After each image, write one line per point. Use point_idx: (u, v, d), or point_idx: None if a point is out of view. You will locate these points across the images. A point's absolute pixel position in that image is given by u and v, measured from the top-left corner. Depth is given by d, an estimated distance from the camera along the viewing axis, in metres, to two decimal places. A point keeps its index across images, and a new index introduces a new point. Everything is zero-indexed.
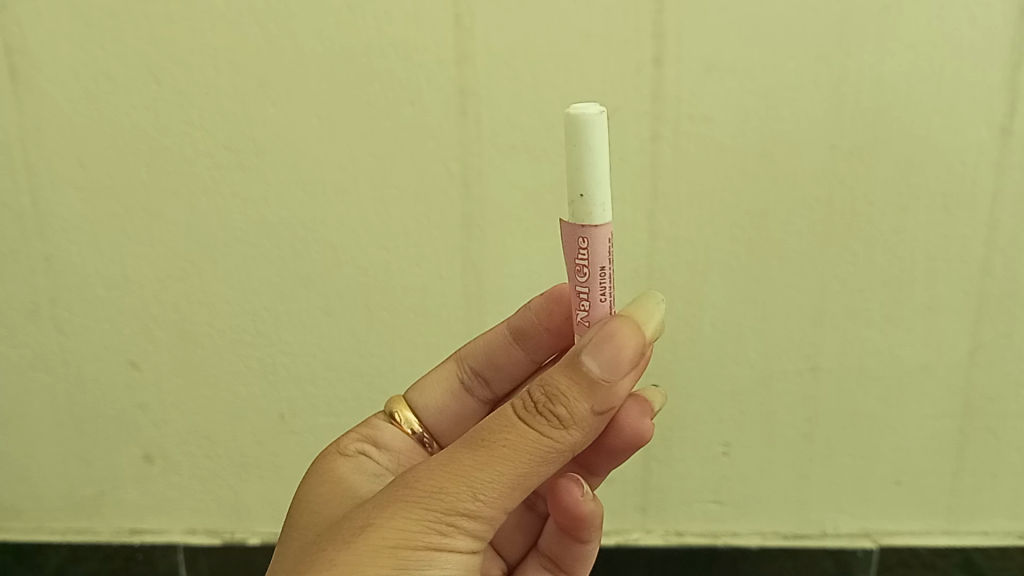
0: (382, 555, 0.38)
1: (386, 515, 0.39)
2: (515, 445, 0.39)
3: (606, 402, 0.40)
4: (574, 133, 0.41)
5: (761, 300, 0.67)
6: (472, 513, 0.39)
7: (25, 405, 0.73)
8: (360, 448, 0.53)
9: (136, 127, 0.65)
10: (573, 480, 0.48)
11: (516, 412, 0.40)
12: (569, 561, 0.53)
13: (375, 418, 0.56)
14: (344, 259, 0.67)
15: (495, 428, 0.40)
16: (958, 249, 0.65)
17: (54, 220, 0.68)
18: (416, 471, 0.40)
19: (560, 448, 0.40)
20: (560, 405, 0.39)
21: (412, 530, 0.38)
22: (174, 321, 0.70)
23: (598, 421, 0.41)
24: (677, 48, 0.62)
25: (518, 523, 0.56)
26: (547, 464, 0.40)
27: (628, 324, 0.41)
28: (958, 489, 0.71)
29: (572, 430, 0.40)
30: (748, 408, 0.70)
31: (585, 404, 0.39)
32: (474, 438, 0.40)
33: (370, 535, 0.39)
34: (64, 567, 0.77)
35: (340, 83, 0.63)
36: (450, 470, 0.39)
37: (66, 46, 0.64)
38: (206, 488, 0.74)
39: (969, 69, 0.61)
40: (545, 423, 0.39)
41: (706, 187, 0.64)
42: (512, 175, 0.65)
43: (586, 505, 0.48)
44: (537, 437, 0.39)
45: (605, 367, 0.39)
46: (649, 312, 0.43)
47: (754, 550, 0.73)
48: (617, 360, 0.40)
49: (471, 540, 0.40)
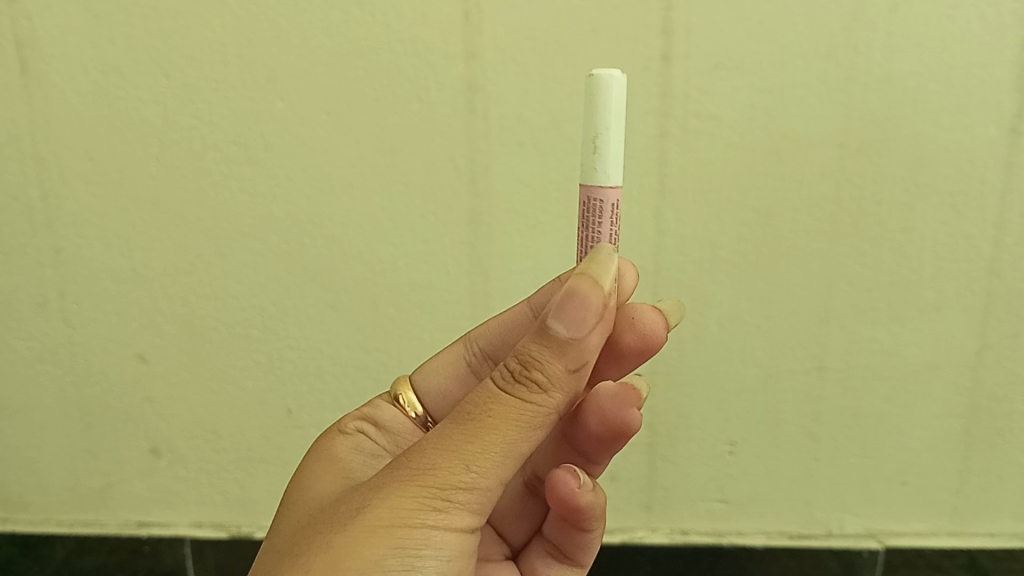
0: (378, 534, 0.38)
1: (379, 496, 0.39)
2: (499, 414, 0.39)
3: (579, 359, 0.40)
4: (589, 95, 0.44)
5: (768, 299, 0.67)
6: (466, 487, 0.38)
7: (32, 397, 0.73)
8: (359, 427, 0.53)
9: (145, 121, 0.65)
10: (568, 471, 0.48)
11: (496, 382, 0.40)
12: (572, 548, 0.53)
13: (377, 401, 0.56)
14: (351, 255, 0.67)
15: (478, 401, 0.39)
16: (967, 248, 0.65)
17: (62, 214, 0.68)
18: (406, 450, 0.40)
19: (544, 412, 0.39)
20: (537, 370, 0.39)
21: (406, 508, 0.38)
22: (182, 315, 0.70)
23: (576, 380, 0.40)
24: (686, 46, 0.61)
25: (519, 510, 0.56)
26: (534, 430, 0.39)
27: (585, 281, 0.40)
28: (964, 489, 0.71)
29: (553, 392, 0.39)
30: (754, 407, 0.70)
31: (558, 365, 0.39)
32: (460, 413, 0.39)
33: (366, 516, 0.38)
34: (71, 559, 0.77)
35: (348, 79, 0.63)
36: (438, 445, 0.39)
37: (75, 39, 0.64)
38: (213, 482, 0.75)
39: (978, 67, 0.61)
40: (525, 389, 0.39)
41: (713, 185, 0.64)
42: (519, 171, 0.65)
43: (583, 495, 0.48)
44: (520, 404, 0.39)
45: (570, 325, 0.39)
46: (607, 264, 0.42)
47: (759, 549, 0.73)
48: (583, 318, 0.39)
49: (468, 515, 0.39)
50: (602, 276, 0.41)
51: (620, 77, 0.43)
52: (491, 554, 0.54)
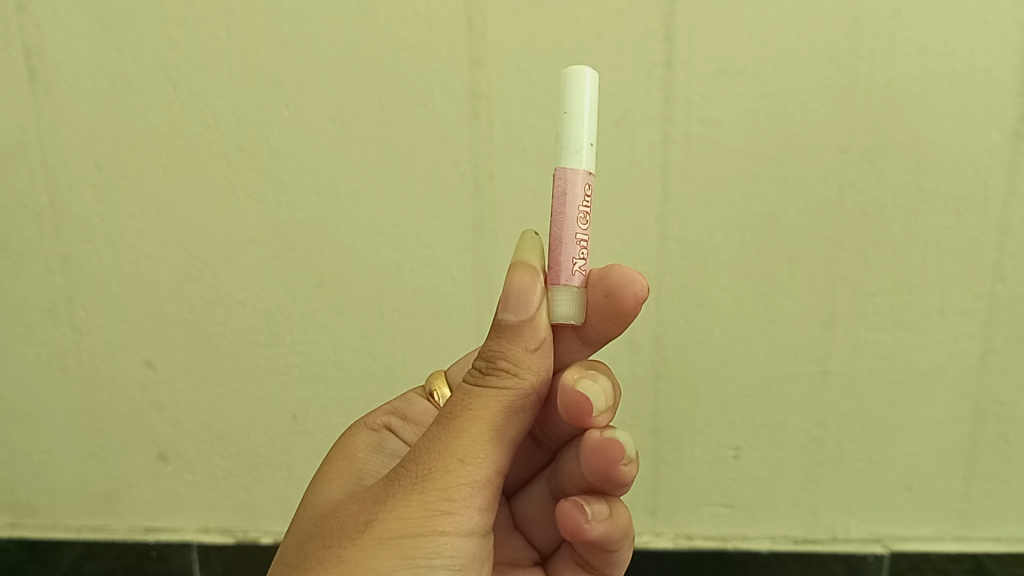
0: (387, 546, 0.38)
1: (383, 508, 0.39)
2: (480, 407, 0.39)
3: (537, 339, 0.41)
4: (580, 84, 0.42)
5: (771, 303, 0.67)
6: (466, 484, 0.39)
7: (41, 402, 0.74)
8: (385, 422, 0.55)
9: (153, 128, 0.66)
10: (574, 506, 0.48)
11: (470, 378, 0.41)
12: (598, 562, 0.53)
13: (410, 394, 0.57)
14: (356, 260, 0.68)
15: (458, 399, 0.40)
16: (971, 252, 0.65)
17: (71, 220, 0.69)
18: (404, 458, 0.40)
19: (522, 395, 0.40)
20: (503, 359, 0.40)
21: (411, 516, 0.38)
22: (189, 320, 0.70)
23: (542, 358, 0.41)
24: (687, 51, 0.62)
25: (548, 518, 0.56)
26: (516, 414, 0.40)
27: (521, 270, 0.41)
28: (969, 494, 0.71)
29: (524, 374, 0.40)
30: (758, 411, 0.70)
31: (517, 347, 0.40)
32: (445, 414, 0.40)
33: (374, 529, 0.39)
34: (78, 565, 0.77)
35: (352, 85, 0.64)
36: (431, 447, 0.39)
37: (83, 47, 0.65)
38: (220, 487, 0.75)
39: (980, 73, 0.61)
40: (496, 378, 0.40)
41: (716, 191, 0.64)
42: (522, 177, 0.65)
43: (593, 527, 0.48)
44: (496, 393, 0.39)
45: (518, 310, 0.40)
46: (529, 250, 0.43)
47: (764, 554, 0.72)
48: (529, 299, 0.40)
49: (474, 513, 0.39)
50: (530, 260, 0.42)
51: (594, 73, 0.42)
52: (520, 558, 0.55)
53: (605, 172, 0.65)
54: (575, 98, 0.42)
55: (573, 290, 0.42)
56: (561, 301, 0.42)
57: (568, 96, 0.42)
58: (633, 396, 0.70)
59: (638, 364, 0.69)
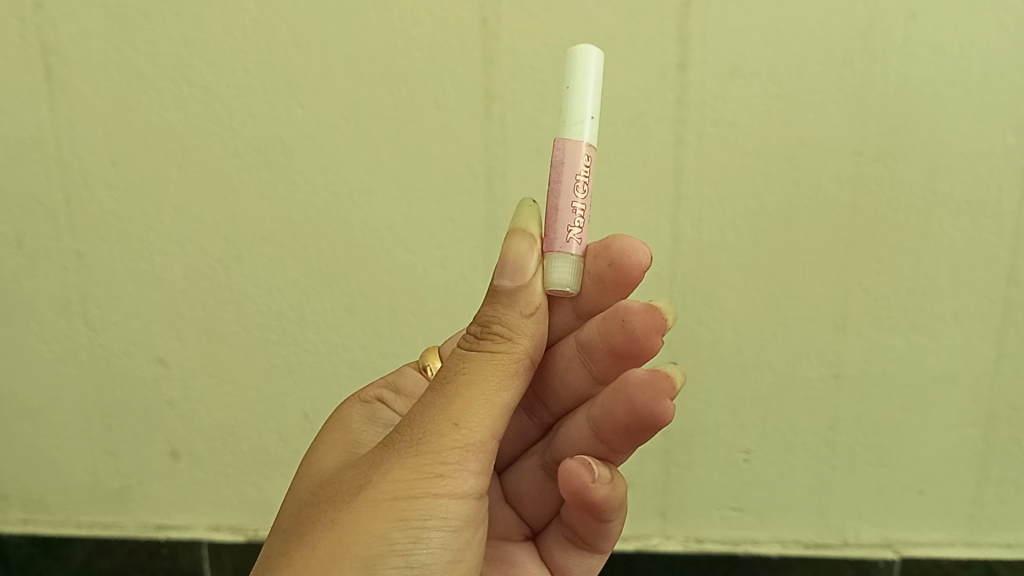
0: (381, 508, 0.38)
1: (378, 471, 0.39)
2: (474, 371, 0.39)
3: (533, 305, 0.41)
4: (585, 62, 0.41)
5: (783, 306, 0.66)
6: (460, 448, 0.38)
7: (55, 398, 0.74)
8: (378, 395, 0.54)
9: (167, 126, 0.66)
10: (581, 463, 0.47)
11: (465, 343, 0.41)
12: (590, 534, 0.52)
13: (404, 368, 0.57)
14: (368, 259, 0.68)
15: (453, 364, 0.40)
16: (985, 255, 0.64)
17: (86, 218, 0.69)
18: (399, 423, 0.40)
19: (516, 359, 0.40)
20: (498, 323, 0.40)
21: (404, 479, 0.38)
22: (201, 318, 0.70)
23: (537, 324, 0.41)
24: (701, 51, 0.62)
25: (539, 493, 0.55)
26: (512, 378, 0.40)
27: (518, 236, 0.41)
28: (982, 499, 0.70)
29: (519, 339, 0.40)
30: (770, 414, 0.69)
31: (513, 312, 0.40)
32: (440, 377, 0.40)
33: (368, 492, 0.38)
34: (90, 561, 0.77)
35: (366, 85, 0.64)
36: (425, 412, 0.39)
37: (99, 46, 0.65)
38: (231, 484, 0.75)
39: (996, 75, 0.61)
40: (491, 342, 0.40)
41: (729, 192, 0.64)
42: (534, 178, 0.65)
43: (598, 488, 0.47)
44: (490, 357, 0.39)
45: (513, 276, 0.40)
46: (529, 215, 0.42)
47: (775, 558, 0.72)
48: (525, 264, 0.40)
49: (470, 477, 0.39)
50: (528, 226, 0.41)
51: (600, 52, 0.42)
52: (509, 534, 0.55)
53: (618, 173, 0.65)
54: (577, 73, 0.42)
55: (567, 258, 0.42)
56: (557, 269, 0.42)
57: (570, 72, 0.42)
58: None
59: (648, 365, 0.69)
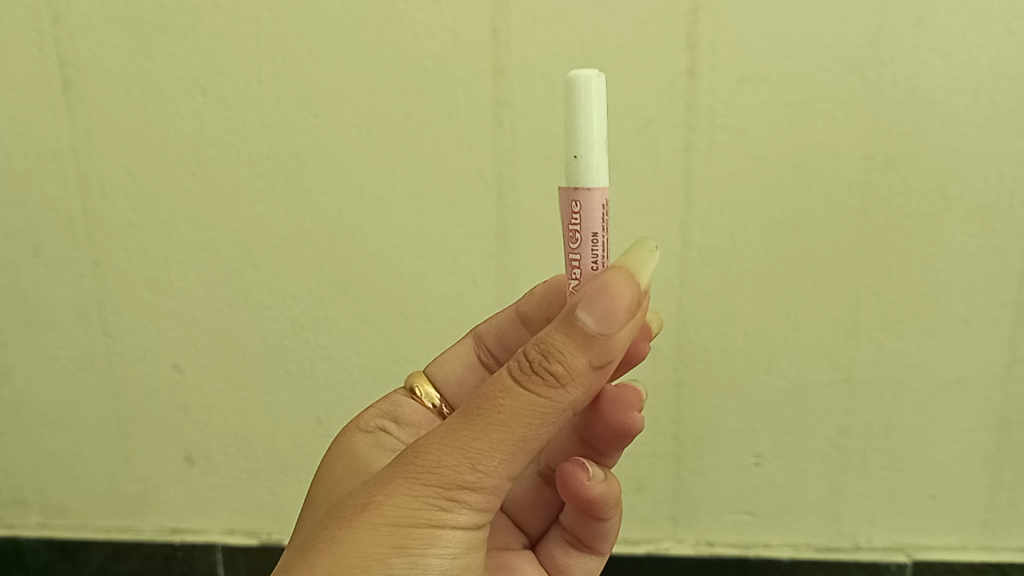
0: (381, 533, 0.37)
1: (384, 493, 0.38)
2: (512, 411, 0.37)
3: (602, 355, 0.38)
4: (572, 94, 0.40)
5: (794, 311, 0.67)
6: (473, 485, 0.38)
7: (72, 404, 0.75)
8: (380, 424, 0.55)
9: (183, 136, 0.67)
10: (578, 464, 0.48)
11: (513, 375, 0.38)
12: (590, 536, 0.53)
13: (395, 395, 0.57)
14: (380, 266, 0.68)
15: (490, 394, 0.38)
16: (996, 260, 0.64)
17: (103, 227, 0.70)
18: (415, 446, 0.39)
19: (560, 408, 0.38)
20: (557, 364, 0.37)
21: (412, 506, 0.38)
22: (216, 325, 0.71)
23: (599, 376, 0.39)
24: (711, 59, 0.62)
25: (535, 499, 0.56)
26: (549, 424, 0.38)
27: (621, 274, 0.38)
28: (995, 504, 0.70)
29: (571, 388, 0.38)
30: (782, 419, 0.70)
31: (581, 359, 0.37)
32: (470, 406, 0.38)
33: (372, 512, 0.38)
34: (106, 565, 0.78)
35: (379, 94, 0.65)
36: (446, 441, 0.38)
37: (116, 57, 0.66)
38: (245, 489, 0.76)
39: (1006, 80, 0.61)
40: (542, 383, 0.37)
41: (740, 198, 0.65)
42: (545, 185, 0.66)
43: (593, 486, 0.48)
44: (536, 399, 0.37)
45: (598, 319, 0.37)
46: (647, 262, 0.40)
47: (786, 561, 0.72)
48: (614, 310, 0.37)
49: (474, 513, 0.39)
50: (640, 271, 0.39)
51: (579, 76, 0.40)
52: (509, 543, 0.54)
53: (628, 180, 0.65)
54: (586, 128, 0.40)
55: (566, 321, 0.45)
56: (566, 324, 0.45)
57: (584, 129, 0.40)
58: (655, 402, 0.70)
59: (660, 370, 0.69)
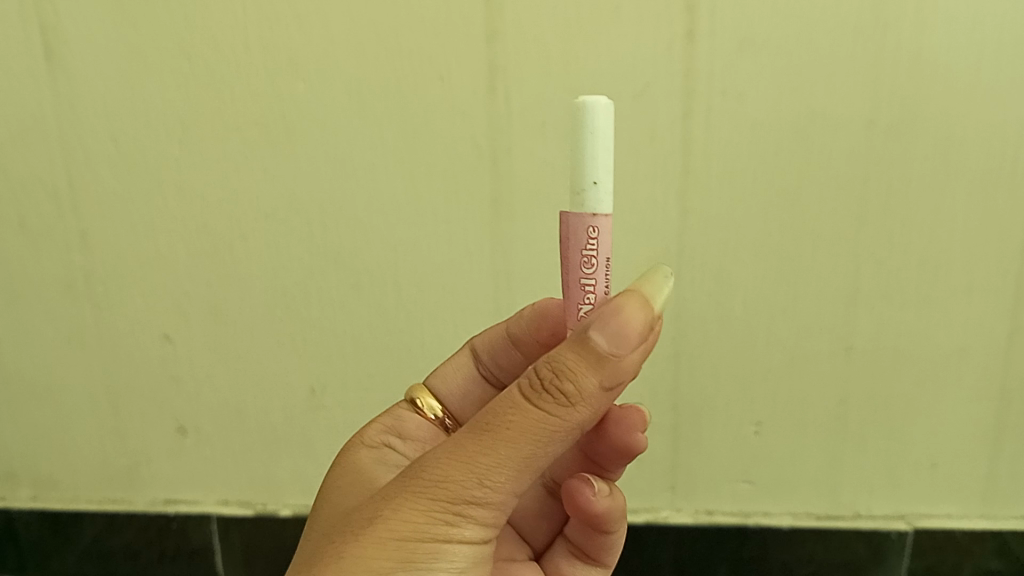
0: (386, 548, 0.36)
1: (389, 507, 0.37)
2: (521, 428, 0.36)
3: (614, 377, 0.37)
4: (589, 120, 0.39)
5: (794, 280, 0.66)
6: (479, 502, 0.37)
7: (61, 378, 0.74)
8: (385, 440, 0.53)
9: (168, 105, 0.66)
10: (584, 480, 0.50)
11: (523, 392, 0.37)
12: (595, 550, 0.53)
13: (398, 408, 0.56)
14: (372, 236, 0.67)
15: (500, 410, 0.37)
16: (1000, 228, 0.63)
17: (89, 198, 0.69)
18: (422, 460, 0.38)
19: (570, 427, 0.37)
20: (569, 383, 0.36)
21: (416, 522, 0.36)
22: (206, 297, 0.70)
23: (609, 396, 0.38)
24: (710, 22, 0.60)
25: (539, 510, 0.55)
26: (558, 443, 0.37)
27: (635, 298, 0.38)
28: (995, 474, 0.70)
29: (581, 408, 0.37)
30: (780, 390, 0.69)
31: (593, 379, 0.37)
32: (479, 422, 0.37)
33: (376, 527, 0.37)
34: (100, 537, 0.78)
35: (369, 60, 0.63)
36: (454, 457, 0.37)
37: (98, 23, 0.64)
38: (239, 461, 0.75)
39: (1013, 43, 0.59)
40: (553, 401, 0.36)
41: (739, 165, 0.63)
42: (540, 152, 0.64)
43: (598, 502, 0.49)
44: (546, 417, 0.36)
45: (612, 341, 0.36)
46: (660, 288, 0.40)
47: (785, 530, 0.72)
48: (628, 331, 0.37)
49: (479, 530, 0.38)
50: (654, 296, 0.39)
51: (600, 102, 0.39)
52: (513, 554, 0.53)
53: (624, 146, 0.64)
54: (604, 154, 0.40)
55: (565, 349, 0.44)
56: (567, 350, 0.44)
57: (605, 156, 0.39)
58: (652, 374, 0.69)
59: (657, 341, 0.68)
